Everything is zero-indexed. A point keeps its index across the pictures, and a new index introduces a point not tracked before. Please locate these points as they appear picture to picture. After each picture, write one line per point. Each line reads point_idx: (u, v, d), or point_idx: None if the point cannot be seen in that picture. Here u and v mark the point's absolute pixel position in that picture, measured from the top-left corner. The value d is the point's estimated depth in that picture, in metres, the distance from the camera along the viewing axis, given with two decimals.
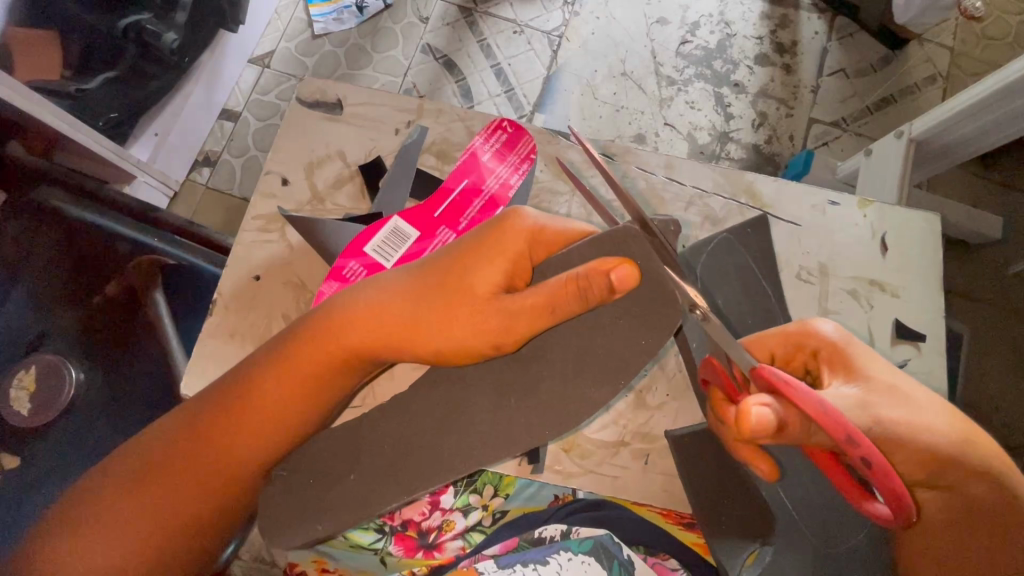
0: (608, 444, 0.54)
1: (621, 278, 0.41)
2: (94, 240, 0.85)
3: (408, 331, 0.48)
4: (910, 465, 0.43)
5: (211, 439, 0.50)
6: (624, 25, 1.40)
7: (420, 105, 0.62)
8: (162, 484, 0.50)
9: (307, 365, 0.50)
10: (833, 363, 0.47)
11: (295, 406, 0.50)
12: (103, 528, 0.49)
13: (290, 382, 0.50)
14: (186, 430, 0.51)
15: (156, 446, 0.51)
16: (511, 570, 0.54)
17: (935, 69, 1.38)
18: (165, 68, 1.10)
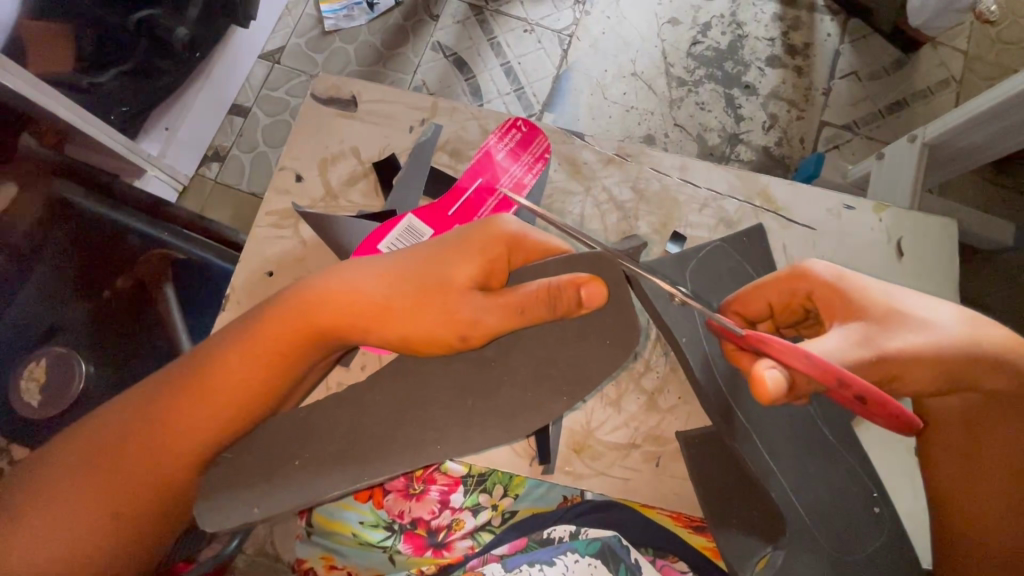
0: (619, 446, 0.54)
1: (592, 295, 0.44)
2: (103, 232, 0.84)
3: (371, 315, 0.48)
4: (925, 381, 0.43)
5: (166, 413, 0.50)
6: (635, 25, 1.39)
7: (434, 103, 0.62)
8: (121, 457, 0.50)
9: (269, 345, 0.49)
10: (829, 295, 0.47)
11: (250, 383, 0.49)
12: (53, 508, 0.50)
13: (255, 363, 0.49)
14: (136, 412, 0.51)
15: (104, 427, 0.51)
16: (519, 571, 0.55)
17: (948, 73, 1.37)
18: (175, 63, 1.10)
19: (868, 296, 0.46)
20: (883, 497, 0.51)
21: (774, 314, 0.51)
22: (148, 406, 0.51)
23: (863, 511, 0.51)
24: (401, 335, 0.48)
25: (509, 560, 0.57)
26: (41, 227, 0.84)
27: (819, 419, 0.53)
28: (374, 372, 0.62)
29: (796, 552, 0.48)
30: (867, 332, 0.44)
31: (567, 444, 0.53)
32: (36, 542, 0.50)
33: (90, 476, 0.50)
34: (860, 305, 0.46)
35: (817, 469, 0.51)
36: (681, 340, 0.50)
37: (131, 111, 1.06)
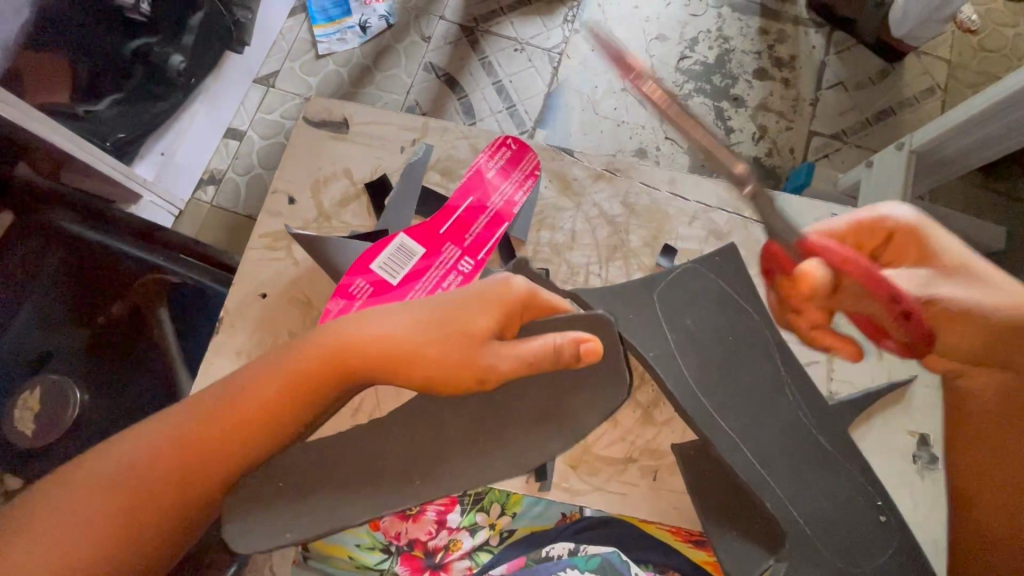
0: (616, 461, 0.53)
1: (591, 351, 0.44)
2: (97, 258, 0.83)
3: (384, 358, 0.47)
4: (970, 339, 0.48)
5: (153, 464, 0.46)
6: (623, 42, 1.42)
7: (425, 123, 0.63)
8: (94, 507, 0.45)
9: (270, 397, 0.47)
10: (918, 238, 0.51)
11: (248, 434, 0.47)
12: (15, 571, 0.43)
13: (262, 405, 0.47)
14: (124, 469, 0.46)
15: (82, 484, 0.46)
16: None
17: (932, 81, 1.39)
18: (170, 89, 1.12)
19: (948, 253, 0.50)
20: (887, 505, 0.51)
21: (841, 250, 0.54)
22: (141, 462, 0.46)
23: (866, 522, 0.50)
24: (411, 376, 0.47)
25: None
26: (35, 253, 0.83)
27: (815, 427, 0.53)
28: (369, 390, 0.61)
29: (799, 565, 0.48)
30: (926, 283, 0.49)
31: (564, 460, 0.53)
32: None
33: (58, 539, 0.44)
34: (936, 255, 0.50)
35: (815, 478, 0.50)
36: (648, 355, 0.52)
37: (127, 137, 1.07)
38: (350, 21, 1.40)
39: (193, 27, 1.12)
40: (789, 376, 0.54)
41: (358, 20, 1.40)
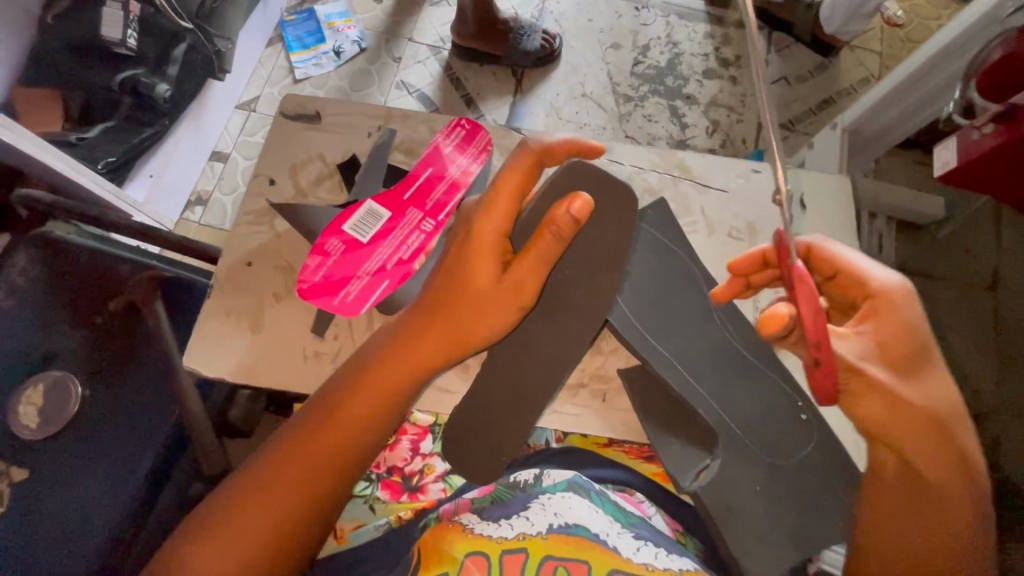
0: (569, 386, 0.62)
1: (581, 209, 0.48)
2: (95, 264, 0.90)
3: (442, 339, 0.51)
4: (875, 411, 0.48)
5: (265, 490, 0.51)
6: (581, 52, 1.53)
7: (389, 112, 0.71)
8: (226, 542, 0.49)
9: (359, 408, 0.52)
10: (886, 311, 0.50)
11: (348, 442, 0.52)
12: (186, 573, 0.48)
13: (353, 413, 0.52)
14: (257, 481, 0.51)
15: (231, 495, 0.51)
16: (497, 525, 0.53)
17: (866, 72, 1.51)
18: (157, 116, 1.18)
19: (907, 324, 0.49)
20: (806, 405, 0.60)
21: (832, 281, 0.54)
22: (268, 471, 0.51)
23: (790, 422, 0.59)
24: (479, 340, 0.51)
25: (486, 513, 0.56)
26: (37, 264, 0.89)
27: (739, 342, 0.61)
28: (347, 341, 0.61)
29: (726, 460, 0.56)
30: (866, 353, 0.49)
31: None
32: None
33: (213, 543, 0.49)
34: (897, 327, 0.49)
35: (741, 385, 0.59)
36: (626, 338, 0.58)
37: (117, 161, 1.12)
38: (325, 48, 1.50)
39: (177, 58, 1.19)
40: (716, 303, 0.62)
41: (333, 46, 1.50)
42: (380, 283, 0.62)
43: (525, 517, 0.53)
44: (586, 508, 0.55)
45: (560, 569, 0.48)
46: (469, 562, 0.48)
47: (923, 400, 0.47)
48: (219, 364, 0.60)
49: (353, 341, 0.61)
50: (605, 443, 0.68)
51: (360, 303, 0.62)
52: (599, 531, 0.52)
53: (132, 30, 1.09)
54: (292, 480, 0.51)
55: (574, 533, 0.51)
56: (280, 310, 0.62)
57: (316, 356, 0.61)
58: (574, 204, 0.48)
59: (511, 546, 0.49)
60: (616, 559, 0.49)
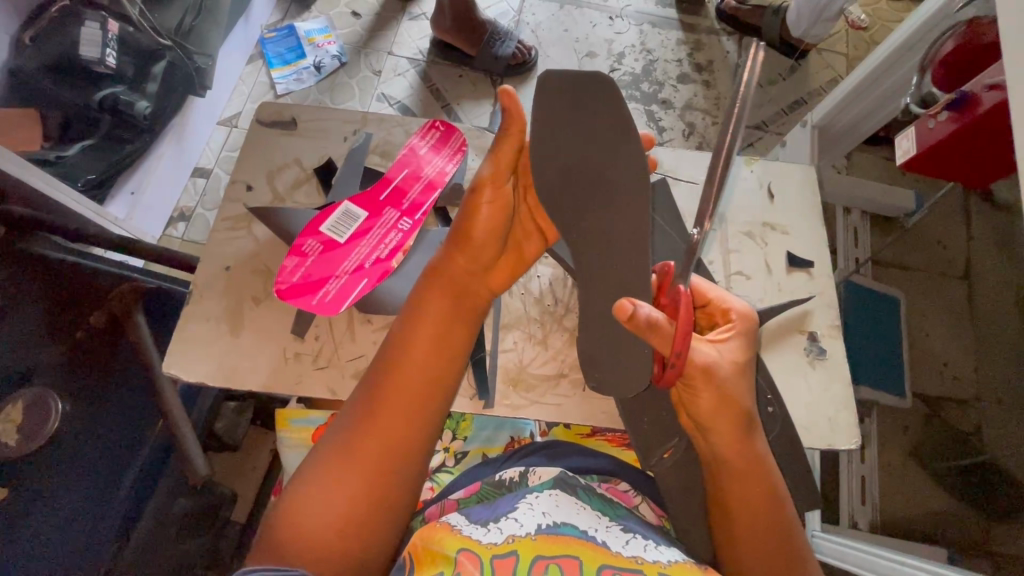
0: (549, 377, 0.64)
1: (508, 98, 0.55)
2: (75, 278, 0.91)
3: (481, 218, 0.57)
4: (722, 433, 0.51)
5: (350, 455, 0.49)
6: (558, 61, 1.55)
7: (364, 116, 0.73)
8: (325, 513, 0.47)
9: (421, 362, 0.53)
10: (740, 335, 0.54)
11: (415, 399, 0.52)
12: (324, 479, 0.48)
13: (444, 291, 0.56)
14: (369, 386, 0.53)
15: (350, 403, 0.53)
16: (484, 529, 0.50)
17: (835, 73, 1.55)
18: (138, 133, 1.18)
19: (746, 354, 0.54)
20: (776, 399, 0.62)
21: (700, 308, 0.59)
22: (380, 372, 0.53)
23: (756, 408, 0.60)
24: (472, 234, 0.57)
25: (474, 515, 0.53)
26: (13, 280, 0.88)
27: None
28: (329, 342, 0.63)
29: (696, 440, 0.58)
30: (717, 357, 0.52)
31: (504, 381, 0.63)
32: (310, 507, 0.47)
33: (348, 443, 0.50)
34: (741, 352, 0.54)
35: None
36: None
37: (98, 178, 1.12)
38: (305, 63, 1.51)
39: (157, 75, 1.19)
40: None
41: (313, 61, 1.51)
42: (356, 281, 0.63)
43: (514, 518, 0.50)
44: (572, 504, 0.53)
45: (553, 568, 0.45)
46: (463, 557, 0.46)
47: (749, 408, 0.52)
48: (202, 368, 0.61)
49: (336, 339, 0.63)
50: (586, 433, 0.70)
51: (340, 301, 0.63)
52: (587, 528, 0.50)
53: (111, 48, 1.09)
54: (401, 372, 0.53)
55: (563, 532, 0.49)
56: (259, 312, 0.64)
57: (297, 356, 0.62)
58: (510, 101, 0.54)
59: (502, 549, 0.46)
60: (606, 554, 0.47)
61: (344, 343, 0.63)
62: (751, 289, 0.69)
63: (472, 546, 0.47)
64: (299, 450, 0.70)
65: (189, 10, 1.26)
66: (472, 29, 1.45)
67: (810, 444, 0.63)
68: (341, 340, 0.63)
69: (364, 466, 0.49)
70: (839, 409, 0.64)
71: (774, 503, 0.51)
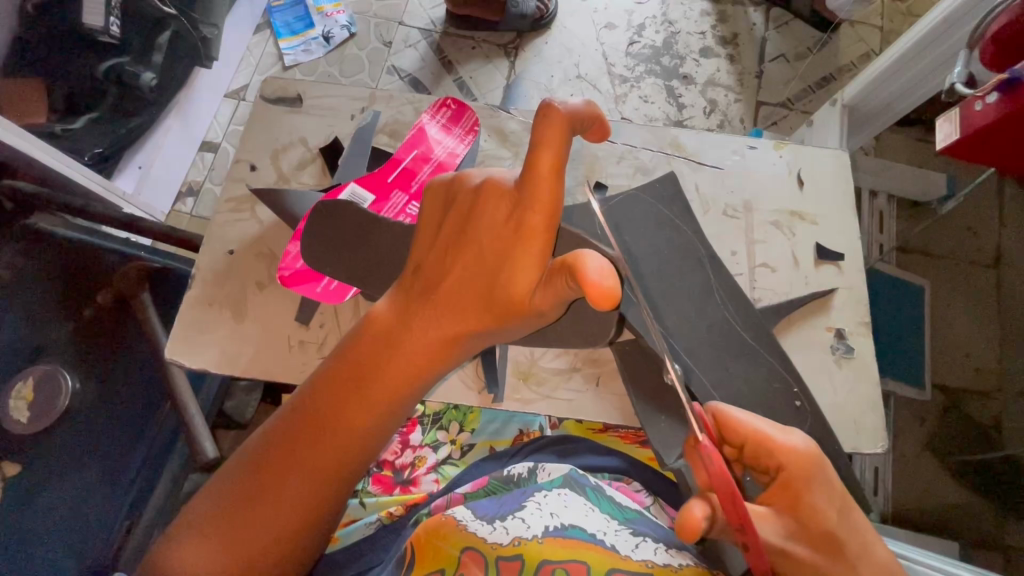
0: (561, 371, 0.62)
1: (605, 269, 0.38)
2: (83, 255, 0.88)
3: (473, 307, 0.47)
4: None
5: (263, 501, 0.45)
6: (575, 33, 1.48)
7: (372, 93, 0.70)
8: (234, 548, 0.45)
9: (359, 415, 0.46)
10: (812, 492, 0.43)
11: (327, 477, 0.46)
12: (219, 530, 0.45)
13: (400, 359, 0.47)
14: (294, 434, 0.46)
15: (267, 448, 0.47)
16: (490, 525, 0.49)
17: (868, 47, 1.47)
18: (143, 106, 1.15)
19: (823, 514, 0.43)
20: (803, 392, 0.59)
21: (745, 451, 0.47)
22: (306, 426, 0.47)
23: (775, 407, 0.58)
24: (476, 300, 0.47)
25: (479, 509, 0.51)
26: (21, 255, 0.86)
27: (741, 326, 0.61)
28: (334, 330, 0.61)
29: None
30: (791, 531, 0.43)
31: (515, 374, 0.62)
32: (196, 553, 0.44)
33: (252, 501, 0.45)
34: (814, 512, 0.43)
35: (725, 363, 0.59)
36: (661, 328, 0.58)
37: (104, 152, 1.09)
38: (314, 34, 1.46)
39: (162, 45, 1.14)
40: (718, 282, 0.62)
41: (321, 32, 1.46)
42: (354, 233, 0.57)
43: (521, 519, 0.49)
44: (581, 507, 0.51)
45: (559, 573, 0.44)
46: (466, 558, 0.46)
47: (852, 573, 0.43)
48: (205, 354, 0.60)
49: (341, 328, 0.61)
50: (599, 428, 0.68)
51: (345, 289, 0.60)
52: (595, 531, 0.49)
53: (115, 17, 1.04)
54: (327, 442, 0.46)
55: (571, 535, 0.47)
56: (263, 298, 0.62)
57: (302, 344, 0.61)
58: (551, 117, 0.42)
59: (507, 552, 0.46)
60: (615, 558, 0.46)
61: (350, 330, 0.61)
62: (776, 281, 0.66)
63: (476, 544, 0.47)
64: None
65: None
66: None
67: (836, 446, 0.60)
68: (346, 328, 0.61)
69: (261, 534, 0.45)
70: (865, 411, 0.61)
71: None
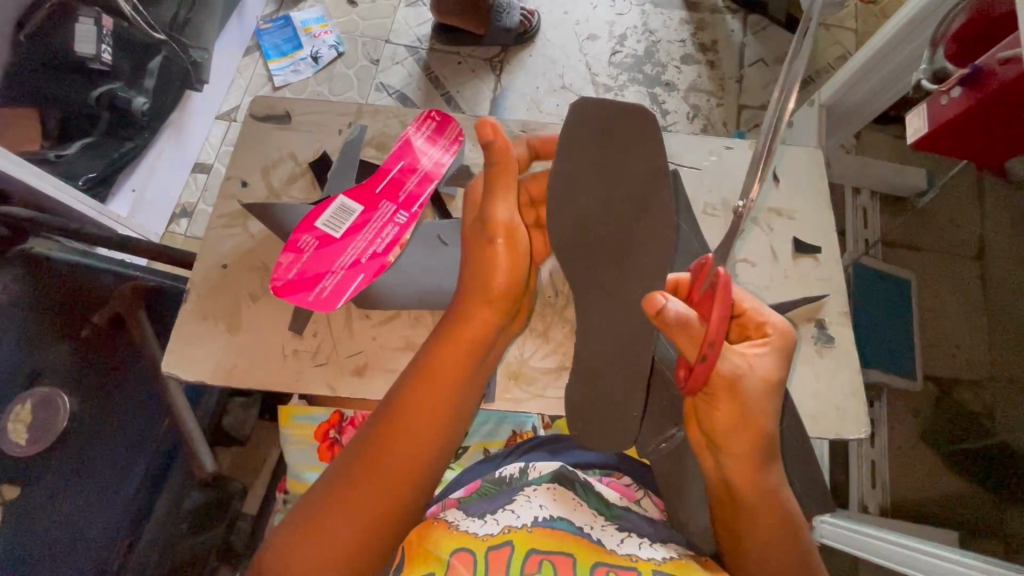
0: (550, 370, 0.64)
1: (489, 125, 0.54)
2: (81, 277, 0.90)
3: (488, 278, 0.55)
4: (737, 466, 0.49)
5: (365, 482, 0.48)
6: (558, 45, 1.52)
7: (358, 109, 0.72)
8: (337, 532, 0.47)
9: (440, 397, 0.52)
10: (775, 349, 0.51)
11: (413, 454, 0.50)
12: (322, 518, 0.47)
13: (462, 345, 0.54)
14: (381, 421, 0.51)
15: (359, 440, 0.51)
16: (481, 521, 0.50)
17: (844, 49, 1.50)
18: (138, 130, 1.18)
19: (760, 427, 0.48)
20: None
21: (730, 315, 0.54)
22: (391, 412, 0.51)
23: None
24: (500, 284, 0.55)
25: (471, 509, 0.52)
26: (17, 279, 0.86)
27: None
28: (327, 338, 0.63)
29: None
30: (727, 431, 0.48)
31: (506, 375, 0.63)
32: (304, 541, 0.47)
33: (353, 487, 0.48)
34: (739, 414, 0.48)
35: None
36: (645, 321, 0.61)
37: (98, 176, 1.10)
38: (302, 54, 1.49)
39: (154, 70, 1.17)
40: None
41: (310, 52, 1.49)
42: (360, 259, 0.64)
43: (511, 510, 0.50)
44: (569, 500, 0.52)
45: (546, 563, 0.45)
46: (455, 560, 0.45)
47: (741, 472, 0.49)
48: (200, 367, 0.61)
49: (334, 336, 0.63)
50: None
51: (336, 298, 0.62)
52: (582, 525, 0.50)
53: (106, 44, 1.07)
54: (414, 422, 0.51)
55: (558, 526, 0.48)
56: (257, 310, 0.63)
57: (296, 354, 0.62)
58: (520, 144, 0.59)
59: (496, 541, 0.46)
60: (600, 552, 0.47)
61: (342, 338, 0.63)
62: (756, 275, 0.68)
63: (468, 541, 0.47)
64: (302, 449, 0.70)
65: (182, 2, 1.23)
66: (475, 11, 1.41)
67: (818, 432, 0.62)
68: (338, 335, 0.63)
69: (363, 514, 0.47)
70: (848, 398, 0.63)
71: (779, 523, 0.49)
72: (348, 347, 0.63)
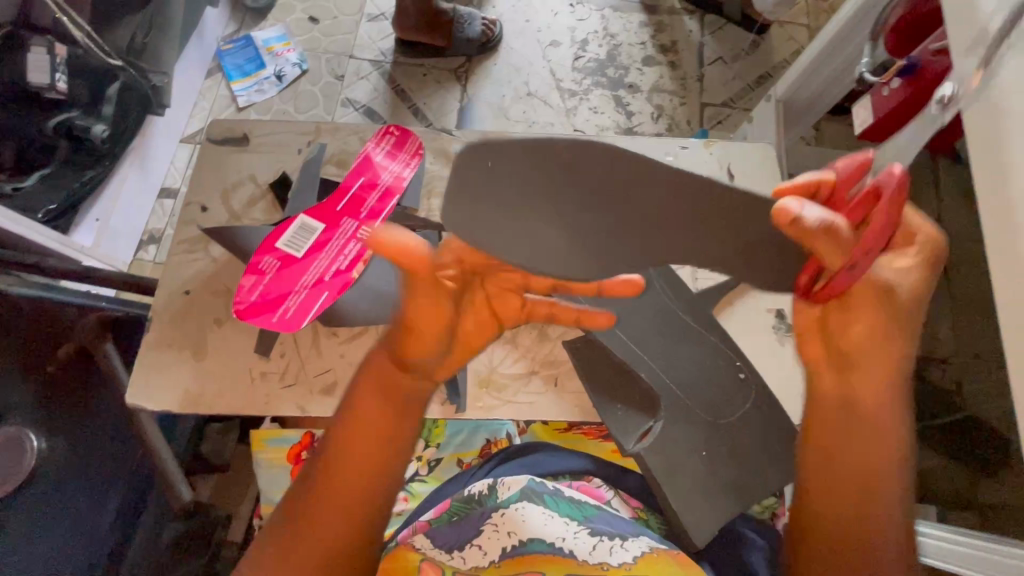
0: (521, 375, 0.64)
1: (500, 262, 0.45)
2: (44, 311, 0.87)
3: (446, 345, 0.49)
4: (836, 455, 0.48)
5: (307, 528, 0.46)
6: (522, 53, 1.53)
7: (317, 127, 0.72)
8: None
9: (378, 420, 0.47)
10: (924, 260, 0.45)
11: (358, 489, 0.47)
12: (270, 567, 0.46)
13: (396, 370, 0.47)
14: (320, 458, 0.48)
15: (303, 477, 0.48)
16: (449, 554, 0.52)
17: (798, 45, 1.55)
18: (97, 158, 1.15)
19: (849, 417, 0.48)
20: (745, 363, 0.63)
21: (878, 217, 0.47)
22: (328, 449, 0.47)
23: (723, 380, 0.62)
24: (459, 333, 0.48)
25: (438, 538, 0.54)
26: None
27: (683, 312, 0.64)
28: (296, 359, 0.63)
29: (670, 420, 0.59)
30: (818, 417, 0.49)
31: (477, 384, 0.63)
32: None
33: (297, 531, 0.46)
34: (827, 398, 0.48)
35: (673, 344, 0.62)
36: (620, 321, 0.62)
37: (58, 208, 1.08)
38: (265, 73, 1.48)
39: (111, 96, 1.14)
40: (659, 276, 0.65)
41: (273, 71, 1.48)
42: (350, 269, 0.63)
43: (478, 545, 0.52)
44: (540, 515, 0.53)
45: None
46: None
47: (841, 462, 0.48)
48: (166, 396, 0.61)
49: (302, 356, 0.63)
50: (563, 429, 0.71)
51: (300, 318, 0.61)
52: (554, 539, 0.51)
53: (61, 73, 1.05)
54: (355, 452, 0.47)
55: (531, 550, 0.50)
56: (222, 335, 0.63)
57: (264, 376, 0.62)
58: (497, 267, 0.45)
59: None
60: (571, 565, 0.49)
61: (310, 358, 0.63)
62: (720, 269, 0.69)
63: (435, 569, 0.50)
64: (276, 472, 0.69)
65: (141, 26, 1.21)
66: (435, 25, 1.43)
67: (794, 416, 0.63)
68: (306, 354, 0.63)
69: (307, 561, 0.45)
70: None
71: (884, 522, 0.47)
72: (317, 365, 0.62)
